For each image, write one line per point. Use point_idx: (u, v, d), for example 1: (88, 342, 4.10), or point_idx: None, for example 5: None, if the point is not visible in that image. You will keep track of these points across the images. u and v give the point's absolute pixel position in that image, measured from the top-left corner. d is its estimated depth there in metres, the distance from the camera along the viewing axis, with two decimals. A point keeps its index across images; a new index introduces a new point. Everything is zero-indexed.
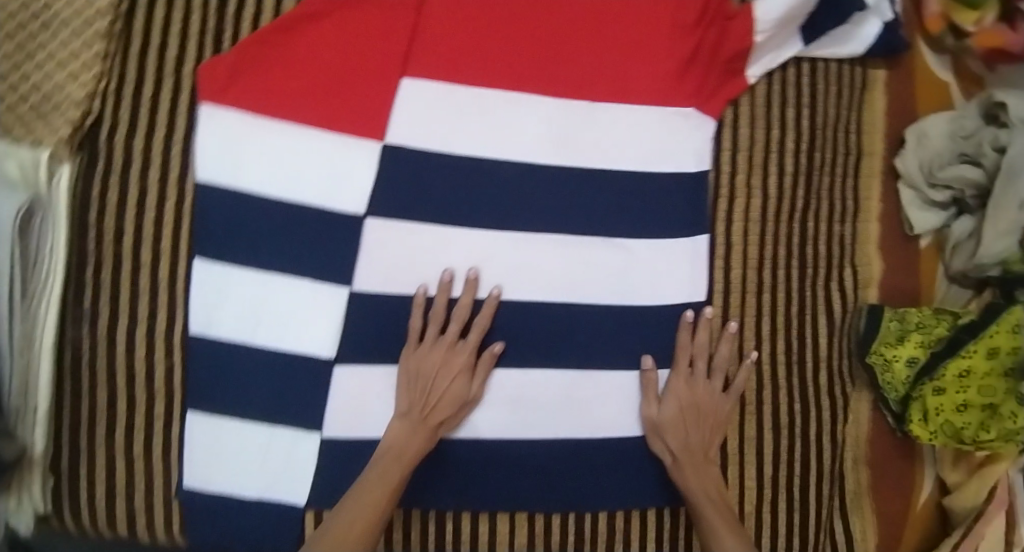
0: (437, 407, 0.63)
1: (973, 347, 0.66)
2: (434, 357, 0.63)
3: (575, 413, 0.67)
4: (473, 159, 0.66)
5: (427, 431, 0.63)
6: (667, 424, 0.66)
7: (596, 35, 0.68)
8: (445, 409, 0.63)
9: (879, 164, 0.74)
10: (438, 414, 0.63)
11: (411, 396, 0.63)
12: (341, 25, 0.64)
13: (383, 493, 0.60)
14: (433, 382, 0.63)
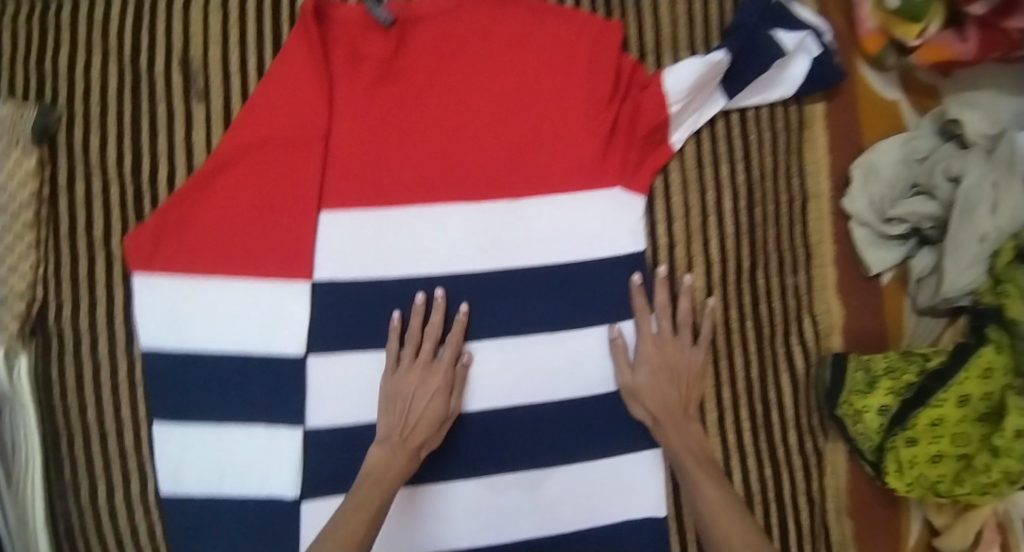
0: (415, 426, 0.63)
1: (943, 395, 0.64)
2: (411, 378, 0.64)
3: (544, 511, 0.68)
4: (404, 281, 0.66)
5: (408, 451, 0.63)
6: (644, 389, 0.66)
7: (508, 129, 0.66)
8: (423, 428, 0.63)
9: (828, 206, 0.71)
10: (418, 433, 0.63)
11: (393, 413, 0.64)
12: (251, 170, 0.65)
13: (366, 515, 0.59)
14: (413, 400, 0.63)
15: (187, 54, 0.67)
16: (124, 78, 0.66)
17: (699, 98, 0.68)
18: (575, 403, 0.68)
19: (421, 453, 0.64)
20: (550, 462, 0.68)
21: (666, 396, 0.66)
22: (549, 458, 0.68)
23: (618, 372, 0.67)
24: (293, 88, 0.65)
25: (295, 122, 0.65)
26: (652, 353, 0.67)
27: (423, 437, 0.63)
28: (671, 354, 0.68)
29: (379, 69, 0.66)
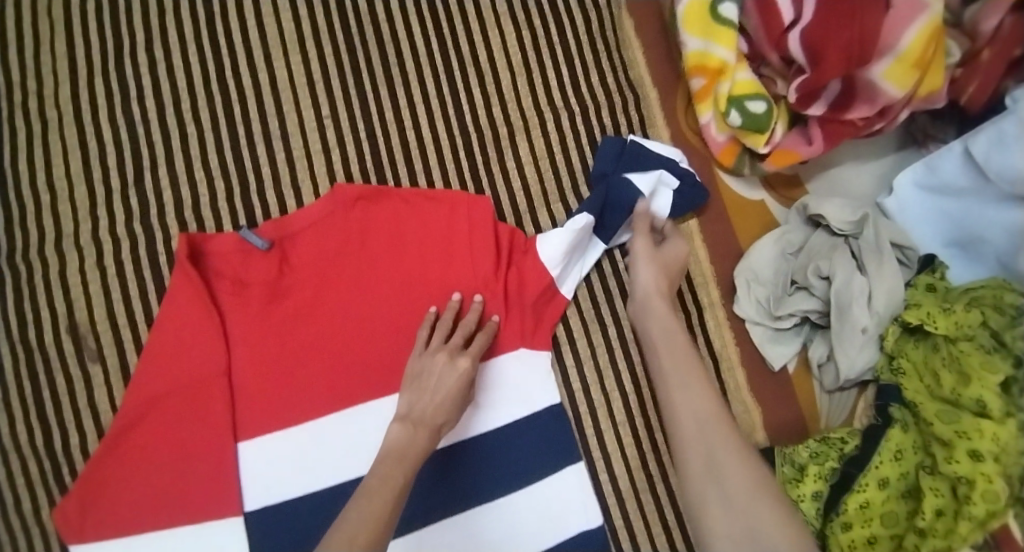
0: (438, 405, 0.60)
1: (864, 481, 0.67)
2: (438, 356, 0.63)
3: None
4: (332, 487, 0.66)
5: (434, 425, 0.60)
6: (666, 262, 0.70)
7: (405, 319, 0.69)
8: (445, 407, 0.61)
9: (723, 312, 0.74)
10: (439, 412, 0.60)
11: (419, 396, 0.61)
12: (162, 420, 0.65)
13: (399, 483, 0.54)
14: (437, 375, 0.62)
15: (72, 317, 0.66)
16: (9, 354, 0.65)
17: (577, 254, 0.71)
18: None
19: (443, 428, 0.60)
20: None
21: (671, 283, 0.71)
22: None
23: (640, 232, 0.71)
24: (185, 329, 0.66)
25: (194, 362, 0.65)
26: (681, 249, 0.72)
27: (446, 408, 0.61)
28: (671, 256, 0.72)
29: (265, 291, 0.67)
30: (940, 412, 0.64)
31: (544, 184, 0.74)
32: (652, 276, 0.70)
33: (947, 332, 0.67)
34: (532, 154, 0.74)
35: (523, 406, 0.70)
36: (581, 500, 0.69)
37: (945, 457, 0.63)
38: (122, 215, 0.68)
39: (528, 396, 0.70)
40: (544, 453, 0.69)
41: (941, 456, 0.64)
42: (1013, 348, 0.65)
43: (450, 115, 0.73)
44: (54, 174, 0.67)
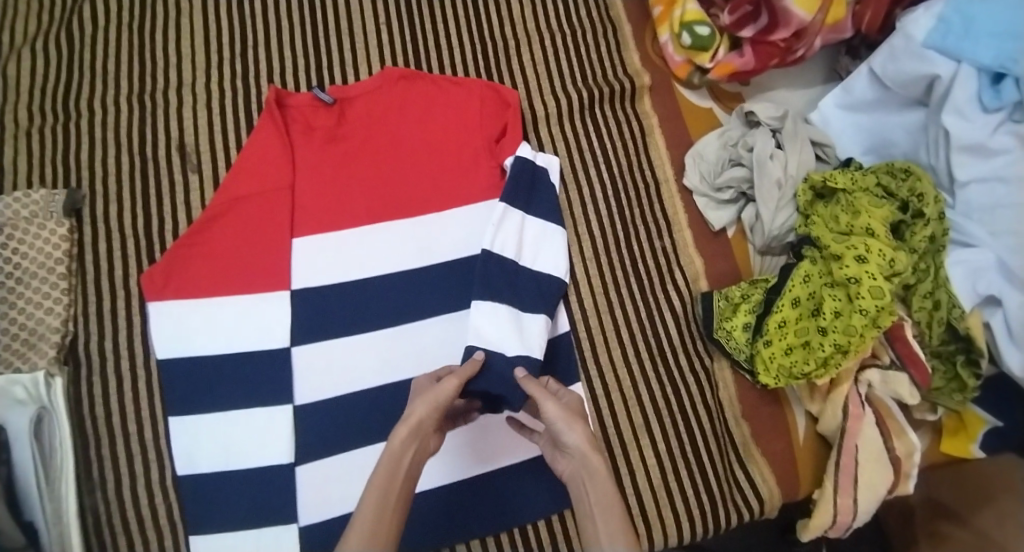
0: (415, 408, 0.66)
1: (780, 302, 0.83)
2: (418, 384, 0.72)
3: (488, 457, 0.83)
4: (360, 279, 0.86)
5: (408, 423, 0.64)
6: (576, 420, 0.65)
7: (428, 164, 0.90)
8: (420, 403, 0.66)
9: (676, 187, 0.94)
10: (416, 411, 0.65)
11: (411, 407, 0.66)
12: (238, 217, 0.86)
13: (388, 463, 0.62)
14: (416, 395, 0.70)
15: (183, 140, 0.89)
16: (133, 162, 0.87)
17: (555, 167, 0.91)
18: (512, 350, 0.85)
19: (416, 425, 0.64)
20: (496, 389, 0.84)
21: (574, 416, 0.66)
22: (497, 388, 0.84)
23: (545, 398, 0.65)
24: (264, 153, 0.87)
25: (267, 178, 0.86)
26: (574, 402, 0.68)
27: (419, 411, 0.65)
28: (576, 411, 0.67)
29: (326, 134, 0.89)
30: (835, 238, 0.81)
31: (543, 80, 0.96)
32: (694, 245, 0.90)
33: (845, 186, 0.83)
34: (535, 59, 0.97)
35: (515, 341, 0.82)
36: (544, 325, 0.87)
37: (838, 266, 0.79)
38: (226, 75, 0.92)
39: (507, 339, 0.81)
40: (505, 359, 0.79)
41: (835, 267, 0.79)
42: (900, 196, 0.83)
43: (472, 27, 0.97)
44: (182, 44, 0.92)
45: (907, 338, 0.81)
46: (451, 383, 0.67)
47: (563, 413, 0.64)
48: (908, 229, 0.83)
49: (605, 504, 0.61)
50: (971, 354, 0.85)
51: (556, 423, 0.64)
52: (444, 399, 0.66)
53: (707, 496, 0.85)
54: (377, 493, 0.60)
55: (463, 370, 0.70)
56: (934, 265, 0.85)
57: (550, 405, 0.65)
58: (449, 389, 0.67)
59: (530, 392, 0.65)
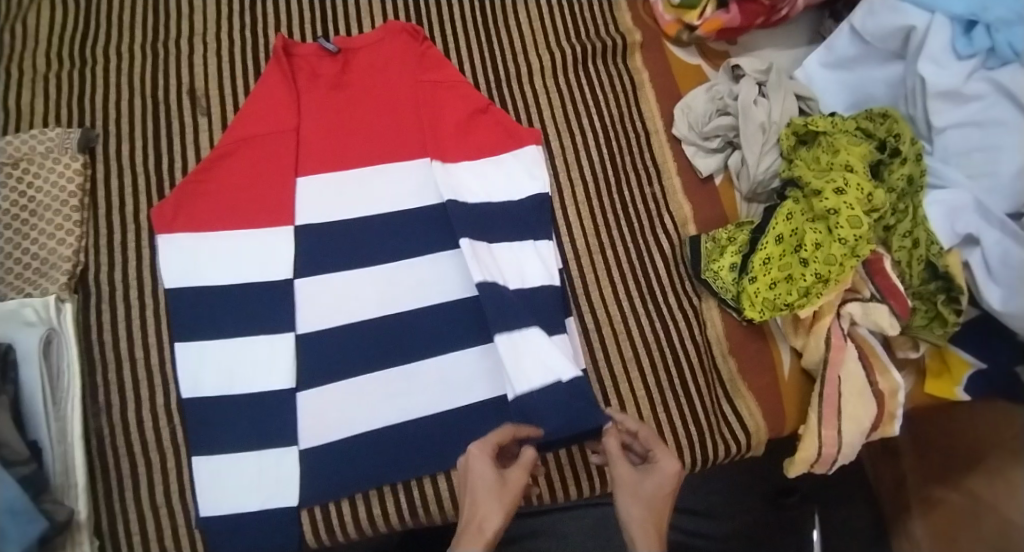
0: (487, 520, 0.66)
1: (764, 240, 0.86)
2: (478, 457, 0.72)
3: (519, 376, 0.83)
4: (362, 217, 0.88)
5: (481, 538, 0.65)
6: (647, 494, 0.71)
7: (430, 107, 0.92)
8: (490, 513, 0.67)
9: (665, 137, 0.99)
10: (490, 525, 0.66)
11: (479, 509, 0.67)
12: (243, 155, 0.88)
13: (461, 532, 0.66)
14: (483, 478, 0.70)
15: (193, 86, 0.93)
16: (144, 105, 0.92)
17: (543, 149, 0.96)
18: (518, 300, 0.86)
19: (487, 531, 0.65)
20: (505, 330, 0.83)
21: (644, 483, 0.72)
22: (509, 328, 0.83)
23: (620, 463, 0.75)
24: (269, 96, 0.90)
25: (271, 119, 0.89)
26: (665, 472, 0.72)
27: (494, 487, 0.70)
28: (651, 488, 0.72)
29: (329, 81, 0.93)
30: (815, 175, 0.85)
31: (537, 34, 1.00)
32: (677, 194, 0.96)
33: (825, 129, 0.88)
34: (531, 15, 1.01)
35: (518, 274, 0.88)
36: (542, 270, 0.88)
37: (818, 199, 0.83)
38: (236, 25, 0.96)
39: (520, 263, 0.88)
40: (512, 308, 0.84)
41: (815, 201, 0.83)
42: (878, 136, 0.89)
43: None
44: None
45: (884, 272, 0.87)
46: (518, 490, 0.70)
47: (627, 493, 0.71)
48: (886, 168, 0.88)
49: None
50: (951, 292, 0.88)
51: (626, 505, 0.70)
52: (511, 507, 0.68)
53: (696, 429, 0.88)
54: None
55: (530, 466, 0.72)
56: (913, 205, 0.88)
57: (621, 468, 0.74)
58: (521, 489, 0.70)
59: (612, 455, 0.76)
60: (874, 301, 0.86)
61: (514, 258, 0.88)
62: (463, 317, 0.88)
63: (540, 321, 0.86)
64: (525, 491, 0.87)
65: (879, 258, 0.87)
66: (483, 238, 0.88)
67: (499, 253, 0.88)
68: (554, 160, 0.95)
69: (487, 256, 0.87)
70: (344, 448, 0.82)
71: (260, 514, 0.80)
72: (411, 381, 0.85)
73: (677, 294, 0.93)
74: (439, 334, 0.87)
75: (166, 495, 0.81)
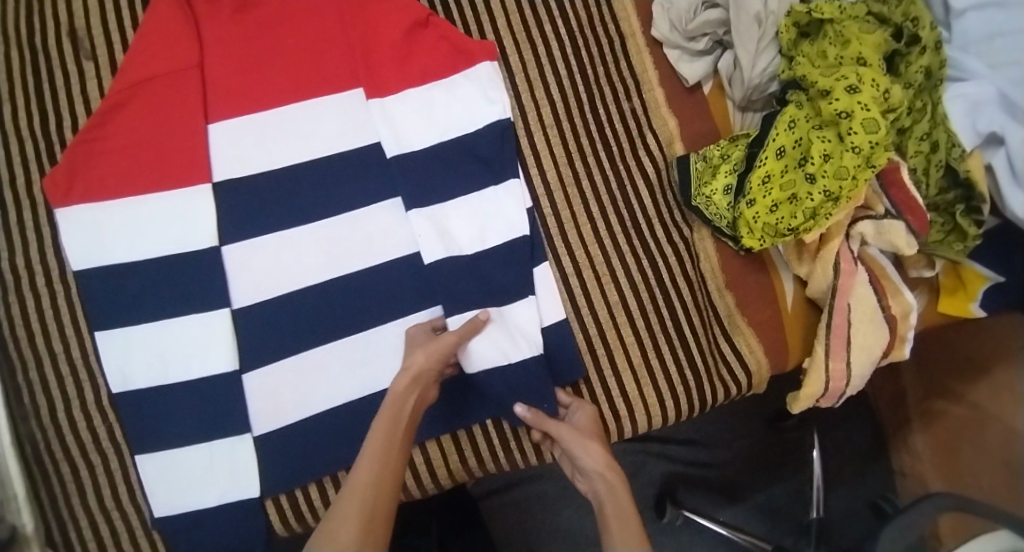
0: (417, 357, 0.66)
1: (764, 156, 0.75)
2: (417, 335, 0.72)
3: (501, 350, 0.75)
4: (294, 166, 0.75)
5: (412, 373, 0.64)
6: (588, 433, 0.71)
7: (361, 27, 0.77)
8: (426, 355, 0.66)
9: (643, 40, 0.84)
10: (417, 359, 0.66)
11: (411, 356, 0.66)
12: (141, 104, 0.74)
13: (390, 410, 0.62)
14: (413, 347, 0.70)
15: (72, 24, 0.77)
16: (19, 53, 0.76)
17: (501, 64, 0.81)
18: (484, 257, 0.76)
19: (419, 370, 0.65)
20: (470, 296, 0.75)
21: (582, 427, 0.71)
22: (474, 293, 0.75)
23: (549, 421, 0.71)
24: (163, 28, 0.74)
25: (169, 56, 0.74)
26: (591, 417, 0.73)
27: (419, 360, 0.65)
28: (588, 429, 0.71)
29: (234, 2, 0.77)
30: (823, 73, 0.72)
31: None
32: (661, 109, 0.83)
33: (832, 16, 0.74)
34: None
35: (476, 235, 0.76)
36: (510, 213, 0.77)
37: (826, 101, 0.71)
38: None
39: (483, 210, 0.77)
40: (475, 271, 0.76)
41: (823, 103, 0.71)
42: (894, 21, 0.75)
43: None
44: None
45: (903, 183, 0.76)
46: (449, 340, 0.68)
47: (575, 436, 0.69)
48: (902, 61, 0.76)
49: (619, 509, 0.63)
50: (972, 201, 0.78)
51: (572, 446, 0.68)
52: (441, 353, 0.67)
53: (692, 373, 0.80)
54: (383, 437, 0.60)
55: (472, 331, 0.71)
56: (931, 102, 0.77)
57: (563, 430, 0.69)
58: (450, 339, 0.69)
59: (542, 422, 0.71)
60: (890, 218, 0.76)
61: (471, 213, 0.77)
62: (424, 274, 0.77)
63: (512, 274, 0.76)
64: (509, 457, 0.78)
65: (896, 166, 0.76)
66: (433, 198, 0.76)
67: (454, 213, 0.77)
68: (513, 79, 0.81)
69: (439, 222, 0.76)
70: (303, 432, 0.74)
71: (219, 511, 0.72)
72: (372, 350, 0.75)
73: (663, 224, 0.82)
74: (399, 295, 0.76)
75: (115, 498, 0.74)
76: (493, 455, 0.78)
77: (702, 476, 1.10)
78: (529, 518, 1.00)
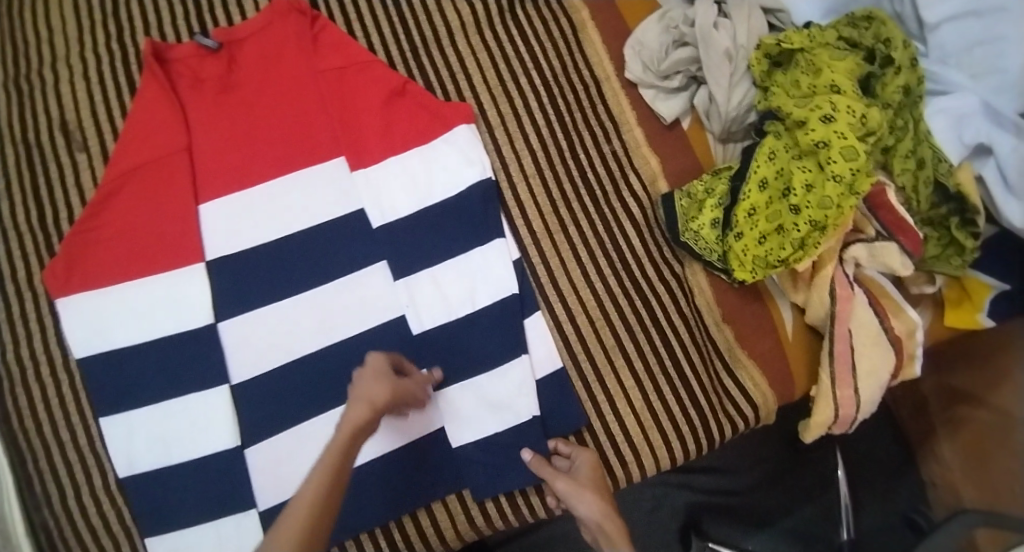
0: (373, 387, 0.61)
1: (747, 189, 0.74)
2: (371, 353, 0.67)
3: (505, 410, 0.75)
4: (282, 239, 0.77)
5: (366, 405, 0.60)
6: (585, 480, 0.71)
7: (338, 98, 0.79)
8: (382, 384, 0.62)
9: (618, 83, 0.85)
10: (375, 391, 0.61)
11: (364, 382, 0.62)
12: (133, 191, 0.76)
13: (343, 445, 0.58)
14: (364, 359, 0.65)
15: (65, 120, 0.80)
16: (16, 152, 0.79)
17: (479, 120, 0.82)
18: (477, 316, 0.76)
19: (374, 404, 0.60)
20: (465, 357, 0.76)
21: (579, 473, 0.72)
22: (470, 353, 0.76)
23: (545, 468, 0.72)
24: (150, 116, 0.77)
25: (157, 143, 0.76)
26: (589, 460, 0.73)
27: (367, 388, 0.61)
28: (586, 474, 0.72)
29: (218, 85, 0.80)
30: (797, 103, 0.73)
31: None
32: (640, 148, 0.84)
33: (801, 45, 0.75)
34: None
35: (467, 295, 0.77)
36: (499, 268, 0.77)
37: (802, 132, 0.71)
38: (101, 39, 0.82)
39: (472, 270, 0.77)
40: (468, 331, 0.76)
41: (800, 133, 0.71)
42: (865, 44, 0.77)
43: None
44: (50, 15, 0.83)
45: (892, 202, 0.75)
46: (405, 382, 0.66)
47: (573, 487, 0.70)
48: (877, 82, 0.76)
49: None
50: (966, 214, 0.78)
51: (569, 498, 0.70)
52: (399, 390, 0.63)
53: (696, 411, 0.79)
54: (329, 475, 0.56)
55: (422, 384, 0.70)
56: (913, 119, 0.76)
57: (560, 483, 0.70)
58: (404, 381, 0.66)
59: (543, 473, 0.72)
60: (886, 239, 0.75)
61: (460, 273, 0.77)
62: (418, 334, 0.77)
63: (504, 330, 0.76)
64: (516, 511, 0.77)
65: (882, 185, 0.76)
66: (422, 265, 0.77)
67: (443, 279, 0.77)
68: (492, 133, 0.82)
69: (429, 290, 0.76)
70: None
71: None
72: None
73: (653, 263, 0.82)
74: (393, 358, 0.77)
75: None
76: (500, 512, 0.77)
77: (725, 507, 1.08)
78: None
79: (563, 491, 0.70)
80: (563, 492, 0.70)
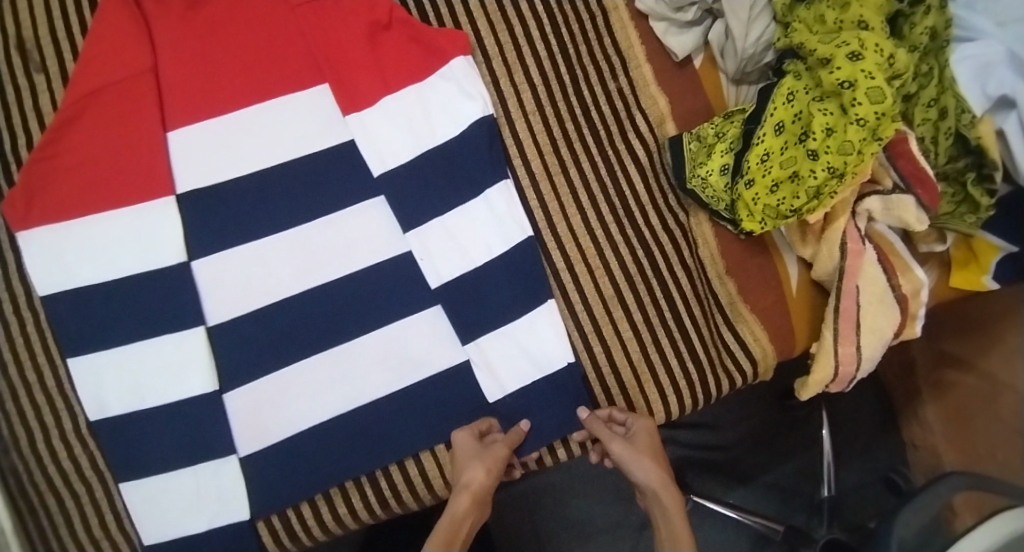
0: (476, 476, 0.67)
1: (761, 133, 0.69)
2: (463, 437, 0.70)
3: (528, 364, 0.73)
4: (262, 172, 0.71)
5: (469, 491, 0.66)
6: (641, 447, 0.70)
7: (320, 19, 0.72)
8: (486, 471, 0.67)
9: (627, 15, 0.79)
10: (478, 478, 0.67)
11: (466, 468, 0.68)
12: (95, 116, 0.69)
13: (447, 529, 0.64)
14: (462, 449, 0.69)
15: (20, 35, 0.72)
16: None
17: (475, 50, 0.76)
18: (486, 267, 0.72)
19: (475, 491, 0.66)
20: (471, 306, 0.72)
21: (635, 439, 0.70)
22: (475, 300, 0.72)
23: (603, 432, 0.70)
24: (109, 33, 0.69)
25: (120, 63, 0.69)
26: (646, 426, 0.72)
27: (479, 483, 0.66)
28: (639, 440, 0.70)
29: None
30: (821, 39, 0.67)
31: None
32: (649, 88, 0.79)
33: None
34: None
35: (476, 245, 0.72)
36: (501, 213, 0.73)
37: (826, 71, 0.65)
38: None
39: (474, 216, 0.73)
40: (467, 277, 0.72)
41: (823, 73, 0.66)
42: None
43: None
44: None
45: (913, 152, 0.71)
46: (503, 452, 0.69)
47: (630, 451, 0.68)
48: (905, 22, 0.70)
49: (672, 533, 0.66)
50: (984, 169, 0.74)
51: (626, 462, 0.68)
52: (499, 467, 0.68)
53: (694, 365, 0.76)
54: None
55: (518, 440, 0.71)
56: (938, 64, 0.72)
57: (616, 444, 0.68)
58: (502, 449, 0.69)
59: (598, 433, 0.70)
60: (903, 192, 0.71)
61: (469, 223, 0.73)
62: (407, 278, 0.73)
63: (505, 280, 0.72)
64: None
65: (903, 132, 0.71)
66: (425, 209, 0.72)
67: (452, 227, 0.72)
68: (490, 63, 0.76)
69: (441, 238, 0.72)
70: (289, 451, 0.71)
71: (208, 536, 0.70)
72: (358, 362, 0.72)
73: (656, 210, 0.77)
74: (382, 303, 0.72)
75: (103, 527, 0.71)
76: None
77: (713, 461, 1.07)
78: (538, 510, 0.97)
79: (621, 454, 0.69)
80: (620, 455, 0.69)
